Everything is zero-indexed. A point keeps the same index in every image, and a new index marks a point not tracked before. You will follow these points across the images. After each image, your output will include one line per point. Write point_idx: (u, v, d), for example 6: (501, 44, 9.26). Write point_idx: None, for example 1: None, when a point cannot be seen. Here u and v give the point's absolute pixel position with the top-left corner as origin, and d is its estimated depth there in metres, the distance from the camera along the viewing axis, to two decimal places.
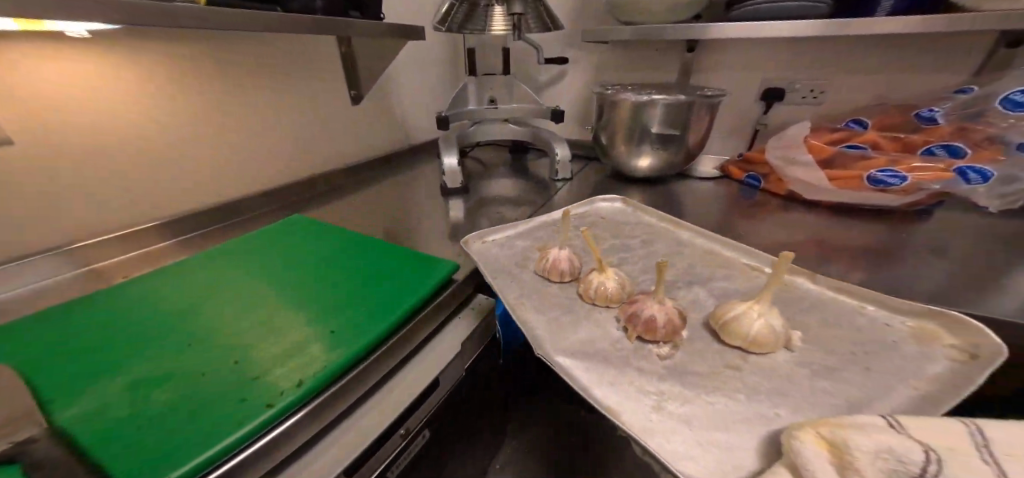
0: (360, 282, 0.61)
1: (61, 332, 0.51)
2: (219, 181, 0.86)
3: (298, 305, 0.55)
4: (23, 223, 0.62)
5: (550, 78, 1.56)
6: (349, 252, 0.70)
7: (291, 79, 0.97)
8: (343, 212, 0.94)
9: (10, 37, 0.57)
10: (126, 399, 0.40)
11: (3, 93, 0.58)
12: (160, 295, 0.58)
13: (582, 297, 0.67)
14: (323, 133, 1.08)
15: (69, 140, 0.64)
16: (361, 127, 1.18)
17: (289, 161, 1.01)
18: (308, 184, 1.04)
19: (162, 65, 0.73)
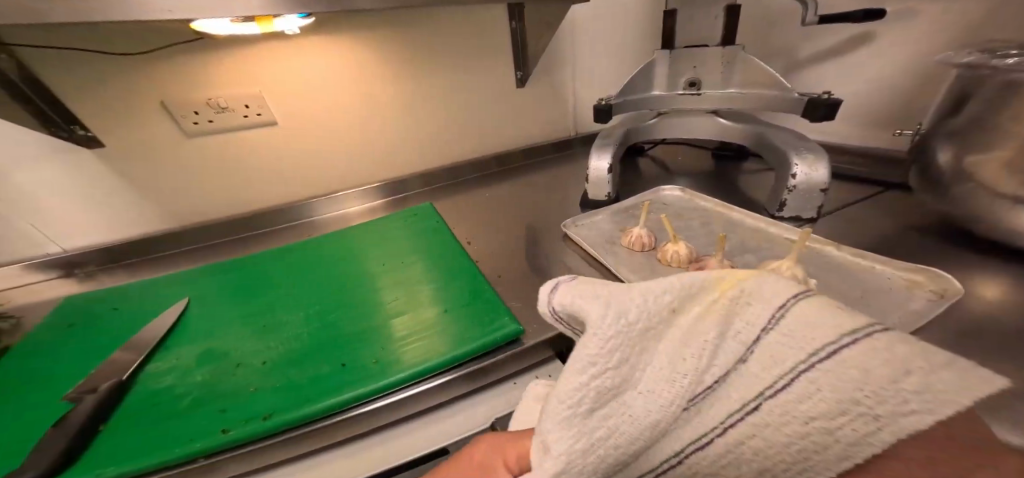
0: (449, 298, 0.59)
1: (251, 268, 0.69)
2: (411, 157, 0.95)
3: (393, 306, 0.58)
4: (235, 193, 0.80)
5: (822, 49, 0.87)
6: (459, 257, 0.68)
7: (457, 57, 0.88)
8: (498, 205, 0.92)
9: (259, 39, 0.69)
10: (259, 350, 0.50)
11: (264, 84, 0.73)
12: (323, 255, 0.72)
13: (633, 249, 0.67)
14: (488, 118, 1.00)
15: (302, 117, 0.80)
16: (530, 111, 1.05)
17: (453, 146, 1.00)
18: (455, 174, 1.01)
19: (362, 53, 0.79)
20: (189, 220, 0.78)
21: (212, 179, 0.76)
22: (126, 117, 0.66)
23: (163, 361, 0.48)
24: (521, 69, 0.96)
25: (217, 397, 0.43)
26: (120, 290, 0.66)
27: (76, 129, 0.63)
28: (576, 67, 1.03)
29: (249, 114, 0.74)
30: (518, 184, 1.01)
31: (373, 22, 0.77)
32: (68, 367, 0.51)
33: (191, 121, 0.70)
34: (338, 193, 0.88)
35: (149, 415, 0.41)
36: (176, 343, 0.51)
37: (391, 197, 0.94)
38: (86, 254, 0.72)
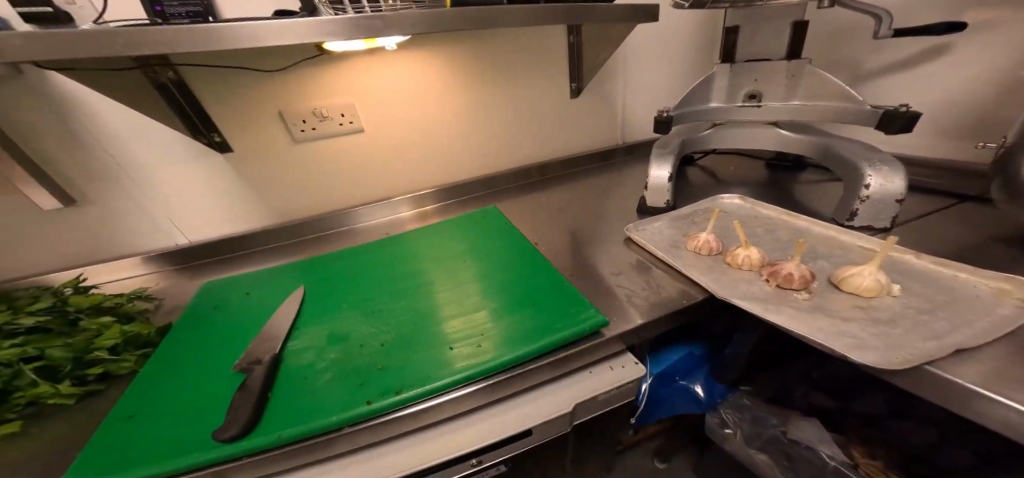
0: (531, 295, 0.64)
1: (341, 263, 0.76)
2: (471, 163, 1.02)
3: (481, 301, 0.64)
4: (320, 193, 0.88)
5: (888, 63, 0.89)
6: (530, 259, 0.73)
7: (521, 71, 0.95)
8: (554, 210, 0.97)
9: (360, 54, 0.78)
10: (376, 335, 0.56)
11: (359, 94, 0.82)
12: (405, 253, 0.78)
13: (700, 253, 0.69)
14: (542, 128, 1.05)
15: (387, 124, 0.88)
16: (581, 121, 1.09)
17: (510, 154, 1.06)
18: (511, 179, 1.07)
19: (444, 66, 0.87)
20: (282, 218, 0.87)
21: (305, 180, 0.85)
22: (249, 124, 0.75)
23: (298, 340, 0.55)
24: (576, 81, 1.01)
25: (352, 372, 0.50)
26: (236, 276, 0.73)
27: (215, 136, 0.73)
28: (628, 81, 1.07)
29: (343, 122, 0.83)
30: (568, 192, 1.05)
31: (455, 41, 0.85)
32: (226, 346, 0.54)
33: (299, 129, 0.79)
34: (392, 199, 0.95)
35: (301, 385, 0.48)
36: (303, 326, 0.58)
37: (439, 204, 1.01)
38: (202, 247, 0.80)
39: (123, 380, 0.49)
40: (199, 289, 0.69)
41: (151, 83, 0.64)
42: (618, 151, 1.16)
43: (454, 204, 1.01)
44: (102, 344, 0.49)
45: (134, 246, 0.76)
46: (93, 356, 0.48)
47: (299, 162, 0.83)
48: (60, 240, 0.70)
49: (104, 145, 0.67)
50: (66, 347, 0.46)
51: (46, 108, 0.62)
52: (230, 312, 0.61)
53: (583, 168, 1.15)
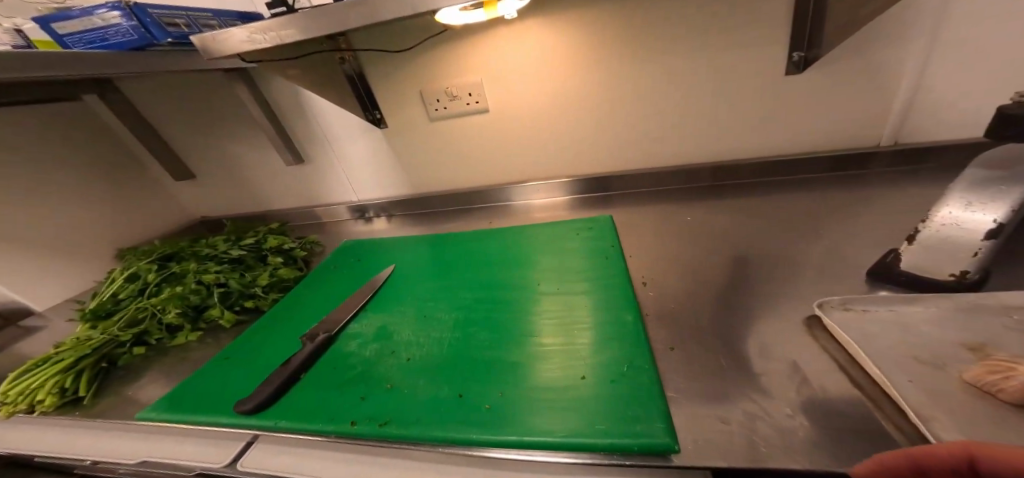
0: (589, 359, 0.44)
1: (443, 253, 0.75)
2: (607, 155, 0.81)
3: (531, 341, 0.49)
4: (452, 172, 0.90)
5: None
6: (625, 306, 0.52)
7: (702, 35, 0.64)
8: (706, 232, 0.66)
9: (486, 28, 0.70)
10: (408, 344, 0.51)
11: (485, 71, 0.75)
12: (495, 255, 0.70)
13: (987, 387, 0.30)
14: (727, 118, 0.71)
15: (514, 105, 0.78)
16: (806, 107, 0.67)
17: (669, 150, 0.77)
18: (663, 178, 0.79)
19: (583, 30, 0.68)
20: (415, 190, 0.95)
21: (436, 157, 0.88)
22: (396, 104, 0.82)
23: (356, 324, 0.57)
24: (804, 49, 0.61)
25: (365, 379, 0.47)
26: (371, 241, 0.84)
27: (375, 113, 0.83)
28: (932, 31, 0.57)
29: (469, 102, 0.79)
30: (743, 210, 0.69)
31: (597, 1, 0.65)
32: (312, 310, 0.62)
33: (434, 107, 0.81)
34: (526, 183, 0.86)
35: (327, 372, 0.48)
36: (370, 310, 0.60)
37: (574, 196, 0.86)
38: (374, 204, 0.97)
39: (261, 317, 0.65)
40: (343, 243, 0.85)
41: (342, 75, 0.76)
42: (875, 156, 0.68)
43: (581, 200, 0.85)
44: (259, 282, 0.66)
45: (329, 197, 0.99)
46: (251, 291, 0.65)
47: (433, 139, 0.86)
48: (292, 185, 0.97)
49: (314, 122, 0.86)
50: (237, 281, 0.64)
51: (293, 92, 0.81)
52: (339, 279, 0.70)
53: (791, 178, 0.74)
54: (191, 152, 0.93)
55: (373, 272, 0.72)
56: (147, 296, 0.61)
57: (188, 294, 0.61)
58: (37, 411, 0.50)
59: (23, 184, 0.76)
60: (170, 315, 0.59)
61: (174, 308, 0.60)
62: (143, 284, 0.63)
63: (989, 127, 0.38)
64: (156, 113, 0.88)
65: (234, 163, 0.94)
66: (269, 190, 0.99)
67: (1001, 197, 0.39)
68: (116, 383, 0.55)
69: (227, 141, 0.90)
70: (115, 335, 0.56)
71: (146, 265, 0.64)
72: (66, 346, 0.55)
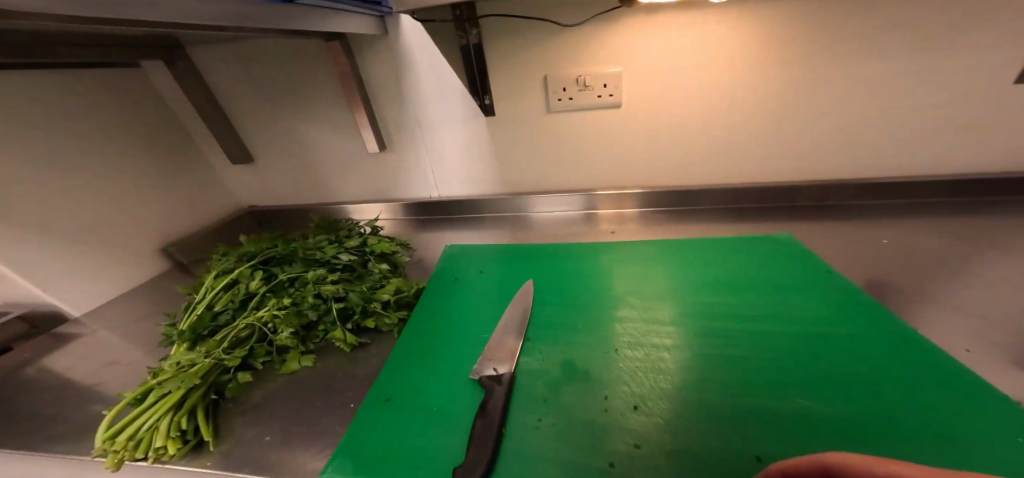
0: (879, 407, 0.37)
1: (571, 262, 0.66)
2: (699, 168, 0.75)
3: (779, 381, 0.41)
4: (556, 172, 0.81)
5: None
6: (864, 339, 0.44)
7: (897, 38, 0.58)
8: (876, 257, 0.61)
9: (650, 11, 0.61)
10: (619, 384, 0.42)
11: (631, 62, 0.66)
12: (638, 268, 0.62)
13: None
14: (891, 132, 0.66)
15: (652, 102, 0.69)
16: (978, 126, 0.63)
17: (808, 164, 0.71)
18: (793, 193, 0.74)
19: (764, 25, 0.60)
20: (478, 191, 0.86)
21: (540, 155, 0.79)
22: (513, 90, 0.72)
23: (531, 358, 0.47)
24: None
25: (599, 434, 0.38)
26: (477, 246, 0.73)
27: (485, 98, 0.72)
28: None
29: (601, 94, 0.70)
30: (875, 234, 0.65)
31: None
32: (459, 334, 0.52)
33: (557, 97, 0.72)
34: (593, 192, 0.81)
35: (540, 424, 0.39)
36: (537, 336, 0.50)
37: (644, 207, 0.81)
38: (440, 203, 0.87)
39: (383, 339, 0.53)
40: (444, 249, 0.73)
41: (454, 48, 0.66)
42: (981, 184, 0.68)
43: (697, 212, 0.78)
44: (379, 296, 0.54)
45: (399, 193, 0.87)
46: (372, 307, 0.52)
47: (544, 135, 0.77)
48: (362, 177, 0.85)
49: (410, 104, 0.74)
50: (360, 294, 0.51)
51: (396, 68, 0.71)
52: (468, 293, 0.60)
53: (934, 200, 0.70)
54: (254, 129, 0.80)
55: (500, 284, 0.62)
56: (253, 309, 0.51)
57: (304, 310, 0.49)
58: (148, 459, 0.39)
59: (59, 159, 0.60)
60: (283, 337, 0.48)
61: (288, 328, 0.48)
62: (245, 292, 0.52)
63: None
64: (223, 78, 0.74)
65: (302, 145, 0.81)
66: (333, 181, 0.86)
67: None
68: (227, 422, 0.43)
69: (302, 119, 0.78)
70: (222, 359, 0.45)
71: (247, 271, 0.54)
72: (166, 375, 0.43)
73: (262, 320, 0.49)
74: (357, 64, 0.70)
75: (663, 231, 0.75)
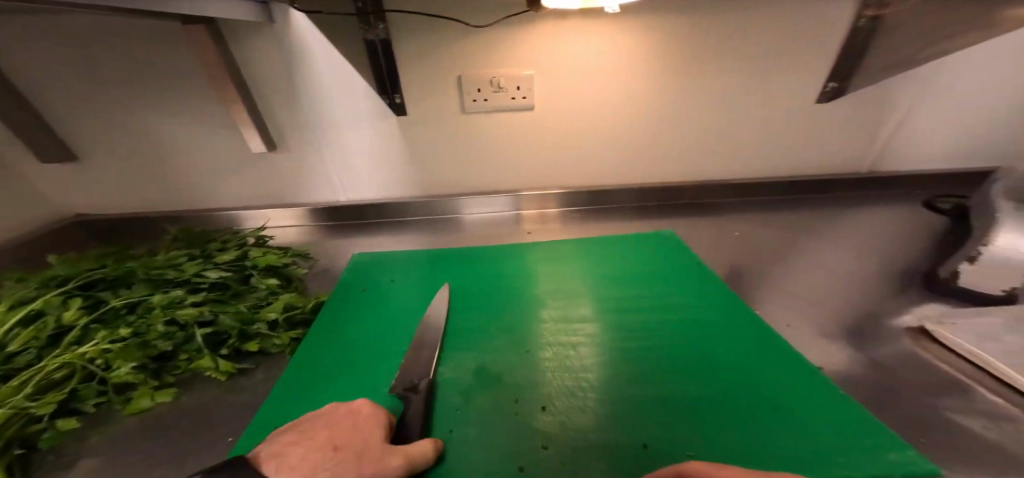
0: (755, 381, 0.42)
1: (491, 265, 0.64)
2: (607, 169, 0.80)
3: (678, 367, 0.44)
4: (471, 173, 0.80)
5: None
6: (743, 324, 0.50)
7: (759, 66, 0.67)
8: (749, 247, 0.70)
9: (558, 19, 0.63)
10: (535, 386, 0.42)
11: (543, 66, 0.68)
12: (556, 268, 0.62)
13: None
14: (757, 141, 0.76)
15: (563, 106, 0.72)
16: (821, 138, 0.75)
17: (694, 168, 0.80)
18: (683, 193, 0.82)
19: (656, 40, 0.65)
20: (388, 193, 0.80)
21: (453, 156, 0.77)
22: (424, 89, 0.68)
23: (444, 368, 0.44)
24: (840, 80, 0.67)
25: (510, 441, 0.36)
26: (387, 255, 0.66)
27: (396, 97, 0.68)
28: (928, 88, 0.68)
29: (516, 96, 0.71)
30: (748, 228, 0.75)
31: (673, 13, 0.62)
32: (361, 349, 0.46)
33: (472, 98, 0.70)
34: (517, 194, 0.81)
35: (450, 439, 0.36)
36: (453, 345, 0.47)
37: (564, 208, 0.83)
38: (349, 207, 0.79)
39: (270, 363, 0.45)
40: (349, 258, 0.64)
41: (361, 39, 0.61)
42: (837, 183, 0.80)
43: (604, 211, 0.83)
44: (263, 316, 0.45)
45: (299, 198, 0.77)
46: (254, 330, 0.43)
47: (458, 136, 0.74)
48: (248, 178, 0.73)
49: (303, 99, 0.65)
50: (235, 315, 0.42)
51: (284, 61, 0.61)
52: (376, 304, 0.54)
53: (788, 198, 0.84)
54: (91, 122, 0.64)
55: (414, 291, 0.57)
56: (68, 346, 0.39)
57: (153, 340, 0.39)
58: None
59: None
60: (121, 373, 0.38)
61: (129, 363, 0.38)
62: (55, 327, 0.40)
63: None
64: (33, 53, 0.58)
65: (161, 141, 0.67)
66: (204, 185, 0.72)
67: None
68: None
69: (158, 111, 0.64)
70: (26, 407, 0.33)
71: (58, 299, 0.42)
72: None
73: (86, 357, 0.38)
74: (229, 51, 0.59)
75: (575, 231, 0.77)
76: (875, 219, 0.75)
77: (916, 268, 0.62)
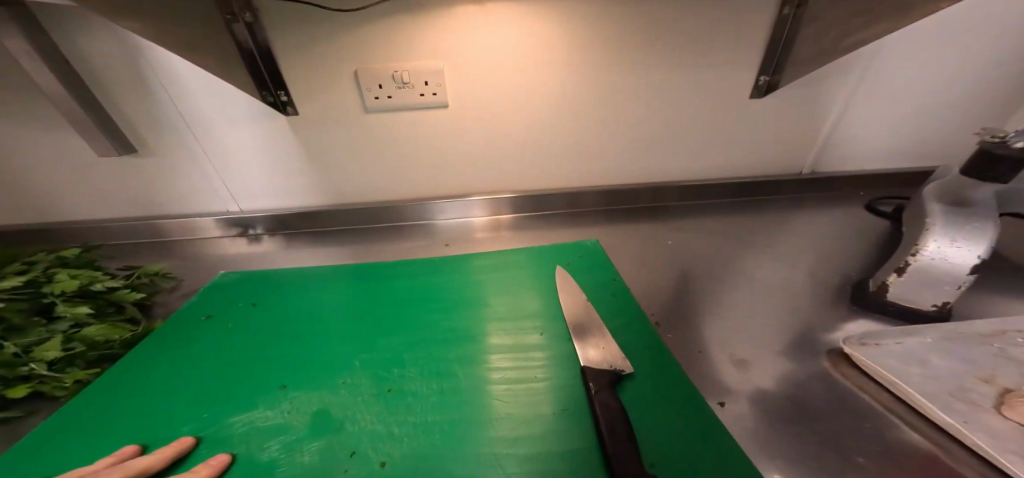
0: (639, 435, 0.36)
1: (396, 278, 0.56)
2: (541, 171, 0.74)
3: (557, 410, 0.38)
4: (386, 179, 0.72)
5: None
6: (653, 354, 0.44)
7: (683, 58, 0.61)
8: (681, 258, 0.64)
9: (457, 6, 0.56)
10: (383, 438, 0.35)
11: (448, 59, 0.61)
12: (467, 283, 0.55)
13: (992, 408, 0.36)
14: (692, 142, 0.70)
15: (478, 102, 0.65)
16: (757, 139, 0.70)
17: (629, 170, 0.74)
18: (618, 198, 0.77)
19: (570, 29, 0.59)
20: (294, 202, 0.72)
21: (362, 161, 0.69)
22: (317, 85, 0.61)
23: (273, 411, 0.36)
24: (770, 74, 0.61)
25: None
26: (266, 270, 0.57)
27: (281, 94, 0.60)
28: (861, 85, 0.63)
29: (425, 92, 0.64)
30: (687, 237, 0.70)
31: (577, 2, 0.56)
32: (175, 386, 0.38)
33: (373, 95, 0.63)
34: (452, 201, 0.75)
35: None
36: (297, 380, 0.40)
37: (517, 213, 0.78)
38: (255, 218, 0.71)
39: (58, 407, 0.36)
40: (220, 276, 0.55)
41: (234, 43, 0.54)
42: (784, 184, 0.75)
43: (534, 218, 0.77)
44: (41, 355, 0.36)
45: (191, 209, 0.68)
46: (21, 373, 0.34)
47: (367, 138, 0.67)
48: (120, 187, 0.63)
49: (169, 97, 0.57)
50: None
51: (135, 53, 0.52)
52: (224, 329, 0.45)
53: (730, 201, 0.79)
54: None
55: (290, 312, 0.49)
56: None
57: None
58: None
59: None
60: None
61: None
62: None
63: (971, 163, 0.45)
64: None
65: (2, 151, 0.58)
66: (68, 198, 0.63)
67: (978, 237, 0.44)
68: None
69: None
70: None
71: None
72: None
73: None
74: (58, 40, 0.50)
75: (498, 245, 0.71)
76: (823, 224, 0.70)
77: (854, 279, 0.57)
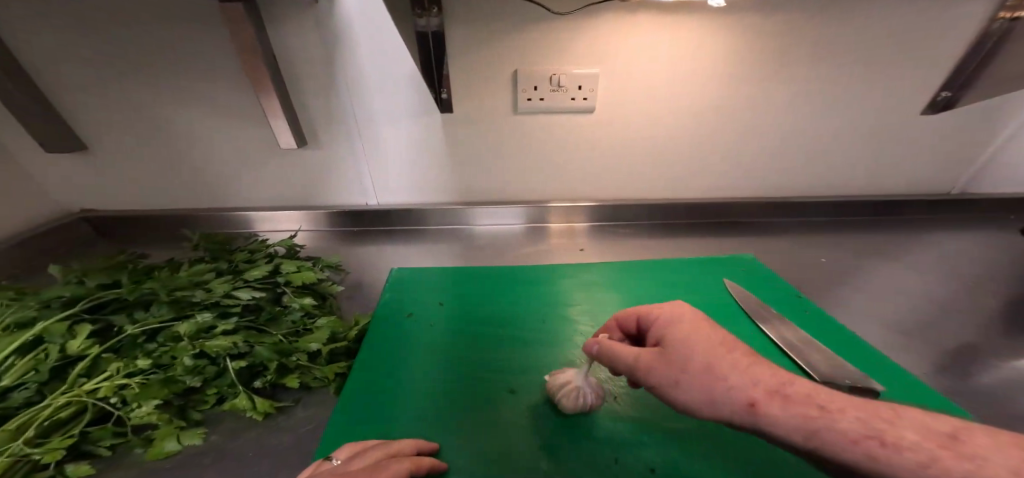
0: None
1: (542, 282, 0.56)
2: (666, 181, 0.73)
3: None
4: (513, 185, 0.73)
5: None
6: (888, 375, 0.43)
7: (846, 73, 0.61)
8: (824, 275, 0.64)
9: (649, 16, 0.56)
10: (631, 445, 0.35)
11: (612, 64, 0.60)
12: (617, 291, 0.55)
13: None
14: (829, 157, 0.70)
15: (633, 108, 0.64)
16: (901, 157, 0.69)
17: (758, 182, 0.73)
18: (741, 209, 0.75)
19: (748, 40, 0.58)
20: (422, 200, 0.72)
21: (496, 162, 0.69)
22: (477, 87, 0.61)
23: (510, 417, 0.37)
24: (954, 89, 0.62)
25: None
26: (418, 270, 0.57)
27: (442, 92, 0.60)
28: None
29: (575, 97, 0.63)
30: (815, 253, 0.69)
31: (760, 12, 0.55)
32: (418, 393, 0.39)
33: (526, 97, 0.62)
34: (542, 204, 0.74)
35: None
36: (524, 387, 0.40)
37: (593, 222, 0.77)
38: (378, 212, 0.71)
39: (311, 399, 0.38)
40: (390, 274, 0.56)
41: (415, 44, 0.54)
42: (902, 204, 0.75)
43: (654, 227, 0.76)
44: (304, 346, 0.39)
45: (324, 200, 0.69)
46: (292, 363, 0.37)
47: (508, 140, 0.67)
48: (270, 175, 0.65)
49: (341, 93, 0.59)
50: (272, 346, 0.36)
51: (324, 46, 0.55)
52: (416, 332, 0.46)
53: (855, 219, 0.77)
54: (99, 105, 0.57)
55: (463, 314, 0.49)
56: (79, 379, 0.33)
57: (180, 376, 0.33)
58: None
59: None
60: (142, 413, 0.32)
61: (151, 402, 0.32)
62: (60, 358, 0.33)
63: None
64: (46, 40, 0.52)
65: (178, 136, 0.60)
66: (222, 184, 0.65)
67: None
68: None
69: (177, 98, 0.57)
70: (29, 455, 0.28)
71: (62, 326, 0.34)
72: None
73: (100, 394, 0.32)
74: (268, 39, 0.53)
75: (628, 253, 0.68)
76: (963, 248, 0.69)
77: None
